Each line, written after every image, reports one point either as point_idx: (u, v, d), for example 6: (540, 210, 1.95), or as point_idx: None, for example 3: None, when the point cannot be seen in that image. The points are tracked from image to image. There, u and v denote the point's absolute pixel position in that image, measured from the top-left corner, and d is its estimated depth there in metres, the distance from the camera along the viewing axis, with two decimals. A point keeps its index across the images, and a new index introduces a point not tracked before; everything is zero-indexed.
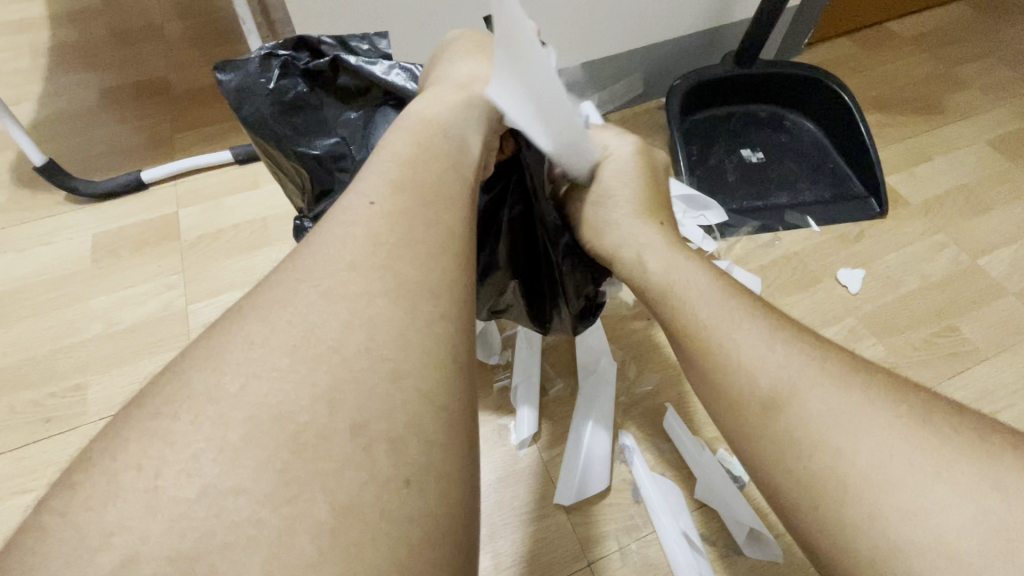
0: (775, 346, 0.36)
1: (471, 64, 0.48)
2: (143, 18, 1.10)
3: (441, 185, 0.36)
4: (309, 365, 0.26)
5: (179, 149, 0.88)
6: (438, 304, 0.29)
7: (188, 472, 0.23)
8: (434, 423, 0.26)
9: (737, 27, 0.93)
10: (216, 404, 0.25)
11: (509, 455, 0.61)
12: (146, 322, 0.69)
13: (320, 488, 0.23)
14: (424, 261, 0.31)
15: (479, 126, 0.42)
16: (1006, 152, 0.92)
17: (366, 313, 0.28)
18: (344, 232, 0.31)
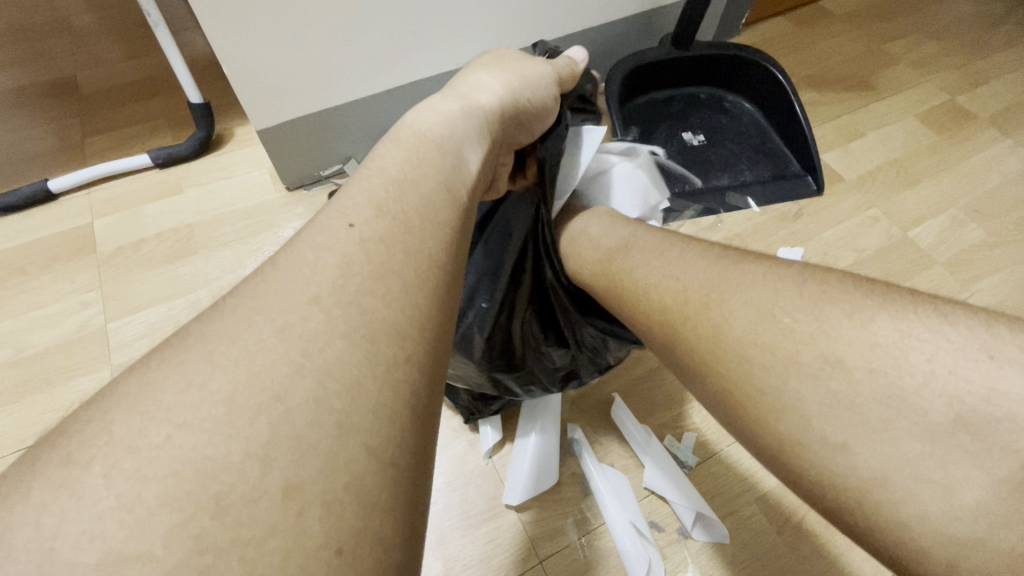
0: (708, 318, 0.34)
1: (481, 74, 0.47)
2: (48, 10, 1.01)
3: (401, 186, 0.33)
4: (246, 416, 0.22)
5: (93, 154, 0.82)
6: (401, 336, 0.26)
7: (90, 534, 0.19)
8: (378, 479, 0.23)
9: (674, 9, 0.93)
10: (134, 456, 0.21)
11: (458, 458, 0.60)
12: (60, 345, 0.65)
13: (239, 556, 0.19)
14: (387, 286, 0.27)
15: (473, 142, 0.40)
16: (934, 125, 0.96)
17: (317, 351, 0.24)
18: (304, 255, 0.28)
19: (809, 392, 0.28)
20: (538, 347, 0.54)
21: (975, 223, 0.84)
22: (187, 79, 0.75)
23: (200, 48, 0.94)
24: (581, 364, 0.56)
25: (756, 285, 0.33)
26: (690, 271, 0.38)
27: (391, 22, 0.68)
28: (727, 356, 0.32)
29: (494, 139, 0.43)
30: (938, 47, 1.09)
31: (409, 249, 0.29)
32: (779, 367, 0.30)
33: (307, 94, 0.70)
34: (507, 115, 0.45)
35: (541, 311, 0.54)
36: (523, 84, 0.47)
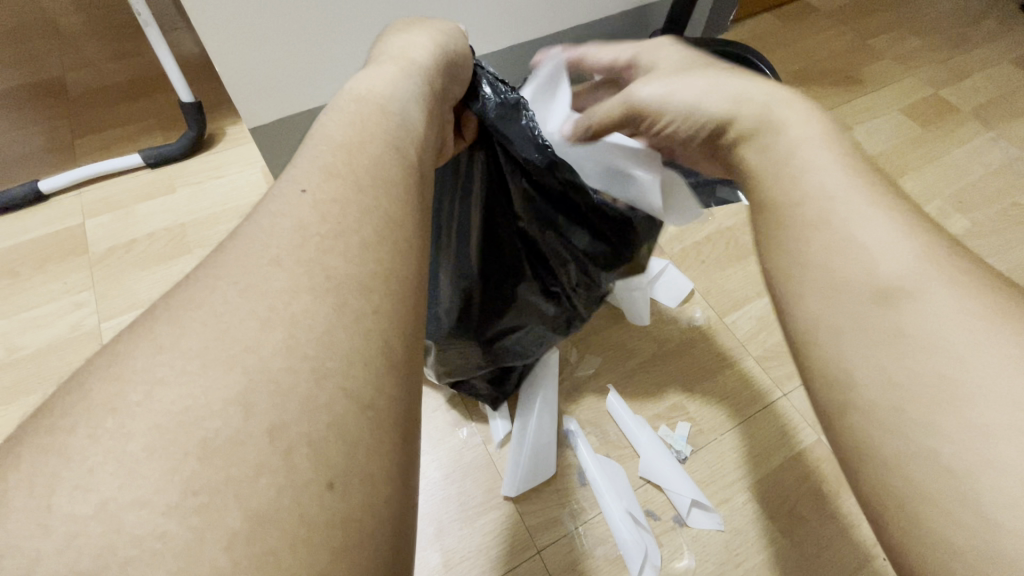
0: (888, 289, 0.24)
1: (405, 35, 0.42)
2: (34, 11, 1.00)
3: (366, 147, 0.30)
4: (230, 365, 0.21)
5: (83, 155, 0.82)
6: (367, 289, 0.24)
7: (82, 488, 0.18)
8: (360, 420, 0.21)
9: (663, 5, 0.94)
10: (119, 406, 0.20)
11: (456, 450, 0.61)
12: (54, 346, 0.64)
13: (233, 494, 0.19)
14: (346, 243, 0.25)
15: (417, 100, 0.35)
16: (918, 119, 0.97)
17: (284, 305, 0.22)
18: (261, 219, 0.26)
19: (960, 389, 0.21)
20: (540, 299, 0.53)
21: (959, 213, 0.85)
22: (177, 78, 0.74)
23: (189, 48, 0.93)
24: (581, 299, 0.54)
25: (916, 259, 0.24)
26: (833, 216, 0.27)
27: (369, 9, 0.67)
28: (880, 340, 0.23)
29: (438, 101, 0.38)
30: (922, 42, 1.11)
31: (373, 209, 0.27)
32: (980, 383, 0.20)
33: (295, 89, 0.70)
34: (450, 70, 0.40)
35: (532, 260, 0.50)
36: (447, 37, 0.42)
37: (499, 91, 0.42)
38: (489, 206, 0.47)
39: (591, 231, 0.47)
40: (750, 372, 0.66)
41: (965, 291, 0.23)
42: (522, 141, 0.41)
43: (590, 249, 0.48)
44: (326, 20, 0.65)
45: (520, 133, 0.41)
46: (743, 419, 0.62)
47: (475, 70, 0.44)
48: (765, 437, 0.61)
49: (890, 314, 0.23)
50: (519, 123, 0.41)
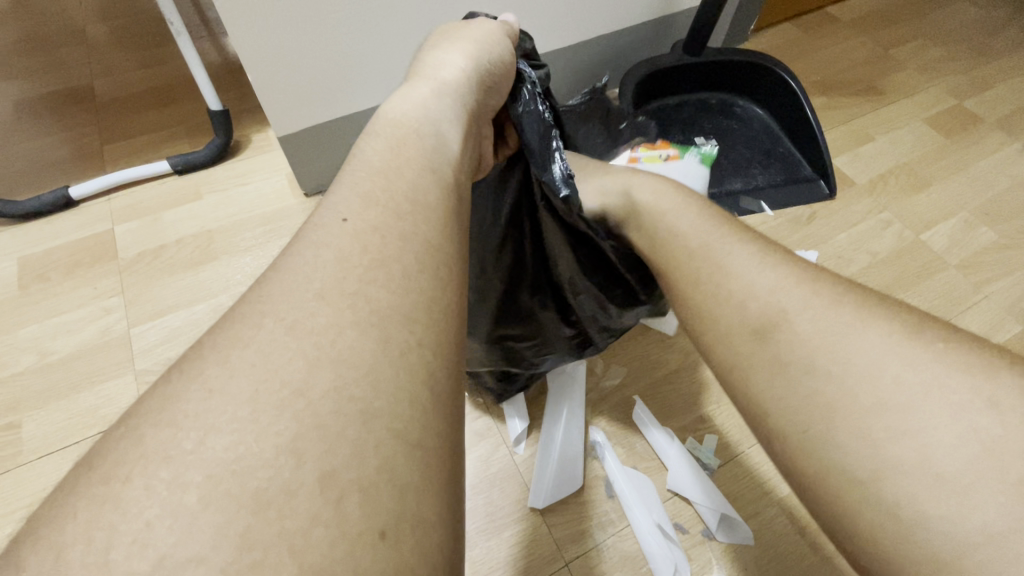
0: (765, 326, 0.32)
1: (438, 51, 0.42)
2: (63, 21, 1.02)
3: (409, 174, 0.30)
4: (273, 411, 0.20)
5: (111, 162, 0.83)
6: (411, 320, 0.24)
7: (137, 543, 0.17)
8: (409, 461, 0.21)
9: (685, 16, 0.94)
10: (174, 454, 0.19)
11: (483, 462, 0.60)
12: (83, 351, 0.65)
13: (287, 548, 0.18)
14: (388, 273, 0.25)
15: (456, 121, 0.36)
16: (942, 129, 0.97)
17: (330, 343, 0.22)
18: (304, 250, 0.26)
19: (828, 380, 0.28)
20: (552, 315, 0.53)
21: (985, 226, 0.84)
22: (207, 86, 0.75)
23: (214, 58, 0.95)
24: (596, 328, 0.53)
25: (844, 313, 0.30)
26: (740, 274, 0.34)
27: (389, 18, 0.66)
28: (777, 368, 0.30)
29: (471, 119, 0.38)
30: (944, 53, 1.10)
31: (411, 237, 0.27)
32: (861, 409, 0.27)
33: (330, 100, 0.71)
34: (480, 87, 0.41)
35: (551, 278, 0.51)
36: (480, 48, 0.42)
37: (539, 110, 0.46)
38: (516, 211, 0.48)
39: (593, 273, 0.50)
40: None
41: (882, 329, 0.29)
42: (545, 163, 0.43)
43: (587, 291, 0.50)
44: (355, 28, 0.65)
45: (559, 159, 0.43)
46: None
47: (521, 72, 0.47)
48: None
49: (771, 346, 0.31)
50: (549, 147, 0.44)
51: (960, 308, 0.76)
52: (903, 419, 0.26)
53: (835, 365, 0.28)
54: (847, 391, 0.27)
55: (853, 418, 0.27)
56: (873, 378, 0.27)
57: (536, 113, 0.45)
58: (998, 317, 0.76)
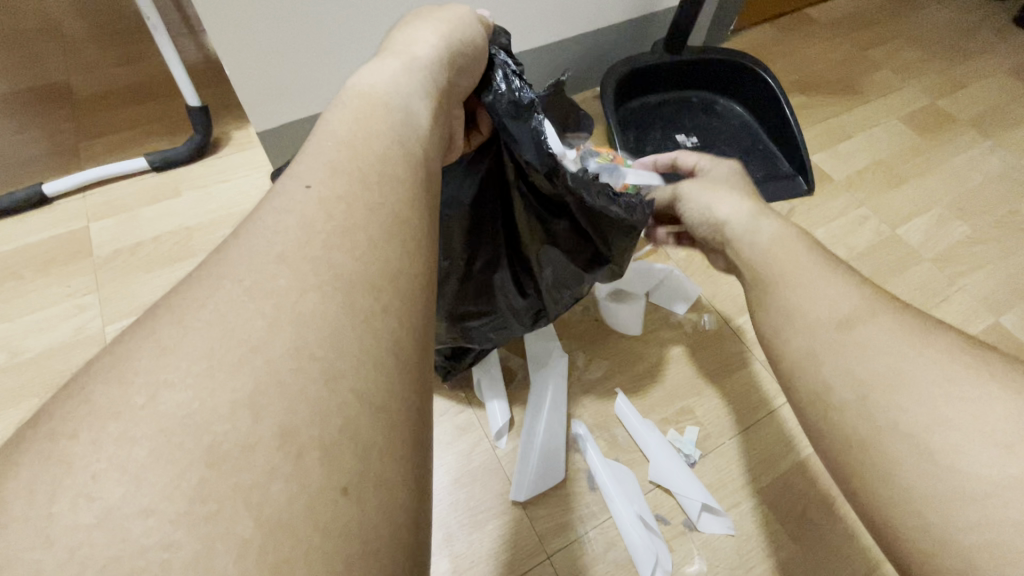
0: (846, 320, 0.30)
1: (411, 27, 0.40)
2: (37, 15, 1.00)
3: (380, 145, 0.29)
4: (227, 370, 0.20)
5: (86, 158, 0.82)
6: (376, 288, 0.23)
7: (85, 496, 0.17)
8: (374, 424, 0.21)
9: (665, 15, 0.95)
10: (124, 412, 0.19)
11: (463, 455, 0.60)
12: (57, 349, 0.64)
13: (244, 501, 0.18)
14: (354, 241, 0.24)
15: (425, 94, 0.34)
16: (917, 127, 0.99)
17: (291, 305, 0.22)
18: (264, 215, 0.25)
19: (892, 358, 0.27)
20: (514, 295, 0.54)
21: (959, 220, 0.86)
22: (184, 81, 0.74)
23: (193, 55, 0.94)
24: (560, 305, 0.55)
25: (892, 324, 0.29)
26: (812, 282, 0.33)
27: (366, 11, 0.66)
28: (844, 353, 0.29)
29: (443, 96, 0.37)
30: (920, 55, 1.12)
31: (375, 205, 0.26)
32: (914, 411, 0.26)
33: (310, 95, 0.71)
34: (451, 66, 0.38)
35: (518, 258, 0.53)
36: (453, 28, 0.40)
37: (512, 87, 0.43)
38: (492, 187, 0.49)
39: (574, 234, 0.50)
40: (756, 374, 0.66)
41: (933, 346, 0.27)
42: (530, 144, 0.42)
43: (570, 253, 0.52)
44: (332, 23, 0.65)
45: (526, 134, 0.43)
46: (753, 421, 0.63)
47: (491, 56, 0.44)
48: (776, 437, 0.62)
49: (850, 335, 0.29)
50: (523, 126, 0.43)
51: (936, 300, 0.77)
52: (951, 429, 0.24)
53: (910, 374, 0.27)
54: (909, 367, 0.27)
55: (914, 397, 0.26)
56: (933, 394, 0.26)
57: (503, 94, 0.43)
58: (972, 308, 0.77)
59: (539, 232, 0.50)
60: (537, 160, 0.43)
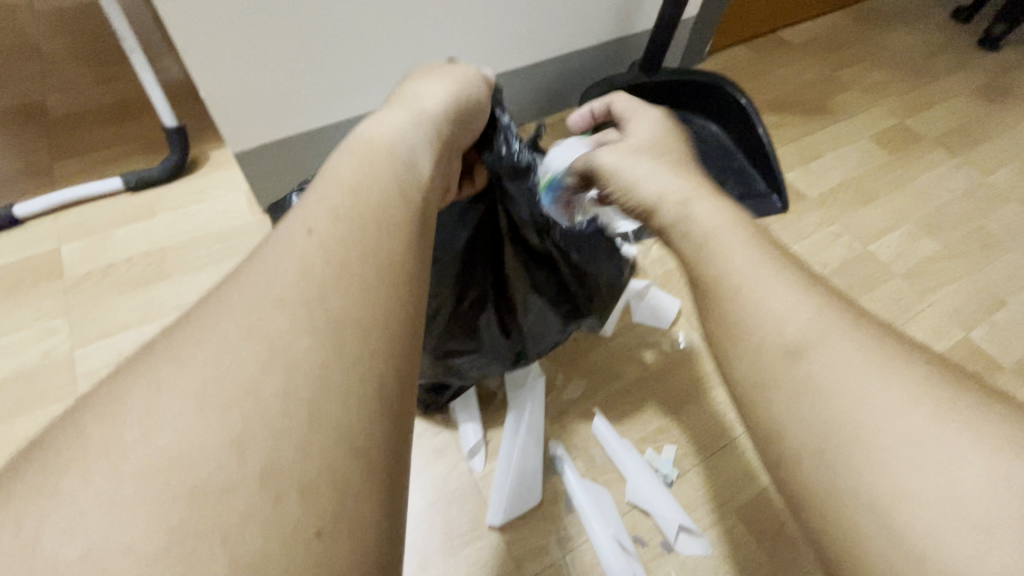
0: (797, 345, 0.27)
1: (420, 83, 0.41)
2: (14, 35, 0.99)
3: (373, 182, 0.29)
4: (219, 409, 0.20)
5: (61, 178, 0.81)
6: (368, 330, 0.23)
7: (69, 532, 0.17)
8: (354, 462, 0.21)
9: (641, 37, 0.97)
10: (112, 450, 0.19)
11: (441, 478, 0.59)
12: (24, 374, 0.62)
13: (220, 542, 0.18)
14: (349, 283, 0.24)
15: (427, 143, 0.35)
16: (886, 146, 1.01)
17: (285, 346, 0.21)
18: (267, 257, 0.25)
19: (861, 387, 0.25)
20: (499, 332, 0.52)
21: (928, 236, 0.88)
22: (160, 102, 0.74)
23: (172, 74, 0.93)
24: (541, 343, 0.54)
25: (858, 343, 0.26)
26: (760, 292, 0.30)
27: (347, 36, 0.67)
28: (799, 390, 0.26)
29: (446, 146, 0.37)
30: (887, 75, 1.16)
31: (373, 250, 0.26)
32: (891, 447, 0.23)
33: (289, 115, 0.71)
34: (458, 123, 0.40)
35: (506, 301, 0.52)
36: (461, 86, 0.42)
37: (513, 149, 0.45)
38: (483, 236, 0.50)
39: (558, 286, 0.53)
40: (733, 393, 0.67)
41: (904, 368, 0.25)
42: (524, 204, 0.46)
43: (556, 303, 0.53)
44: (312, 47, 0.66)
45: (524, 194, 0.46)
46: (731, 439, 0.63)
47: (495, 116, 0.46)
48: (738, 466, 0.61)
49: (802, 366, 0.27)
50: (522, 187, 0.46)
51: (907, 315, 0.79)
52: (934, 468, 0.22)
53: (880, 404, 0.24)
54: (866, 403, 0.24)
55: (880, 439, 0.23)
56: (911, 425, 0.23)
57: (507, 153, 0.45)
58: (943, 323, 0.79)
59: (528, 281, 0.51)
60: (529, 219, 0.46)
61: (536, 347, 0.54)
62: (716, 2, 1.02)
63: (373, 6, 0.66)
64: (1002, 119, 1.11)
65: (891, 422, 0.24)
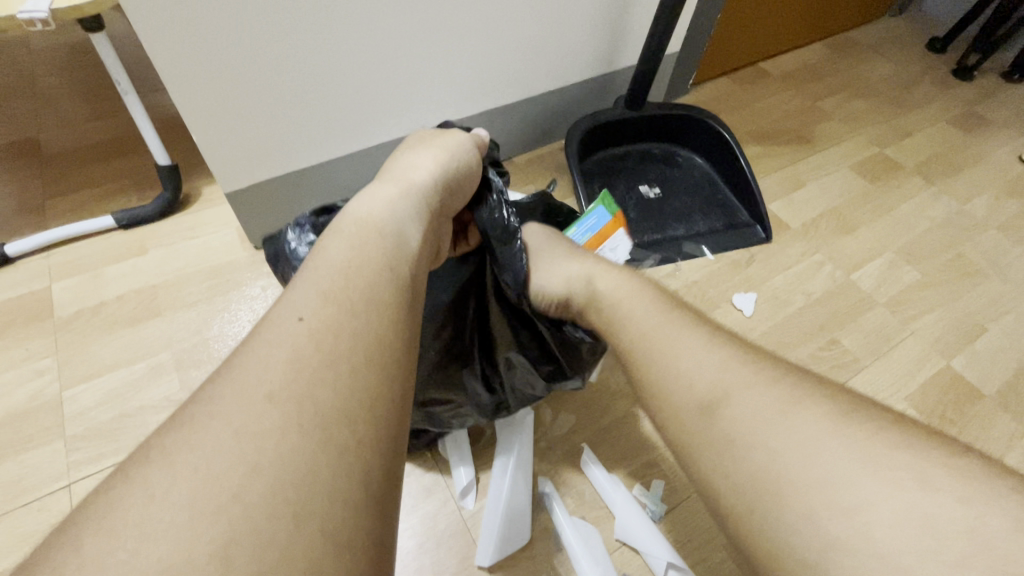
0: (710, 402, 0.33)
1: (411, 154, 0.47)
2: (12, 71, 1.01)
3: (359, 270, 0.32)
4: (208, 519, 0.22)
5: (53, 215, 0.81)
6: (352, 420, 0.26)
7: None
8: (337, 561, 0.23)
9: (625, 73, 1.00)
10: (106, 565, 0.20)
11: (429, 518, 0.59)
12: (12, 417, 0.62)
13: None
14: (337, 371, 0.27)
15: (417, 217, 0.39)
16: (866, 175, 1.04)
17: (274, 446, 0.24)
18: (259, 346, 0.28)
19: (765, 431, 0.30)
20: (480, 388, 0.53)
21: (908, 265, 0.90)
22: (155, 142, 0.75)
23: (166, 110, 0.95)
24: (518, 401, 0.56)
25: (765, 391, 0.32)
26: (681, 344, 0.37)
27: (337, 84, 0.70)
28: (721, 441, 0.31)
29: (433, 217, 0.42)
30: (865, 105, 1.20)
31: (358, 342, 0.29)
32: (796, 479, 0.28)
33: (280, 158, 0.73)
34: (443, 191, 0.45)
35: (489, 355, 0.53)
36: (450, 155, 0.47)
37: (503, 214, 0.50)
38: (471, 293, 0.52)
39: (541, 351, 0.54)
40: None
41: (807, 412, 0.30)
42: (509, 266, 0.49)
43: (539, 366, 0.54)
44: (304, 95, 0.68)
45: (512, 257, 0.49)
46: None
47: (488, 181, 0.52)
48: (705, 519, 0.61)
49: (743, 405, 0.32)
50: (508, 250, 0.49)
51: (890, 345, 0.80)
52: (838, 490, 0.27)
53: (778, 443, 0.29)
54: (773, 443, 0.30)
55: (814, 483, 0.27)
56: (812, 454, 0.28)
57: (496, 215, 0.50)
58: (925, 353, 0.80)
59: (510, 341, 0.52)
60: (515, 284, 0.49)
61: (514, 402, 0.56)
62: (697, 39, 1.05)
63: (384, 78, 0.73)
64: (979, 147, 1.14)
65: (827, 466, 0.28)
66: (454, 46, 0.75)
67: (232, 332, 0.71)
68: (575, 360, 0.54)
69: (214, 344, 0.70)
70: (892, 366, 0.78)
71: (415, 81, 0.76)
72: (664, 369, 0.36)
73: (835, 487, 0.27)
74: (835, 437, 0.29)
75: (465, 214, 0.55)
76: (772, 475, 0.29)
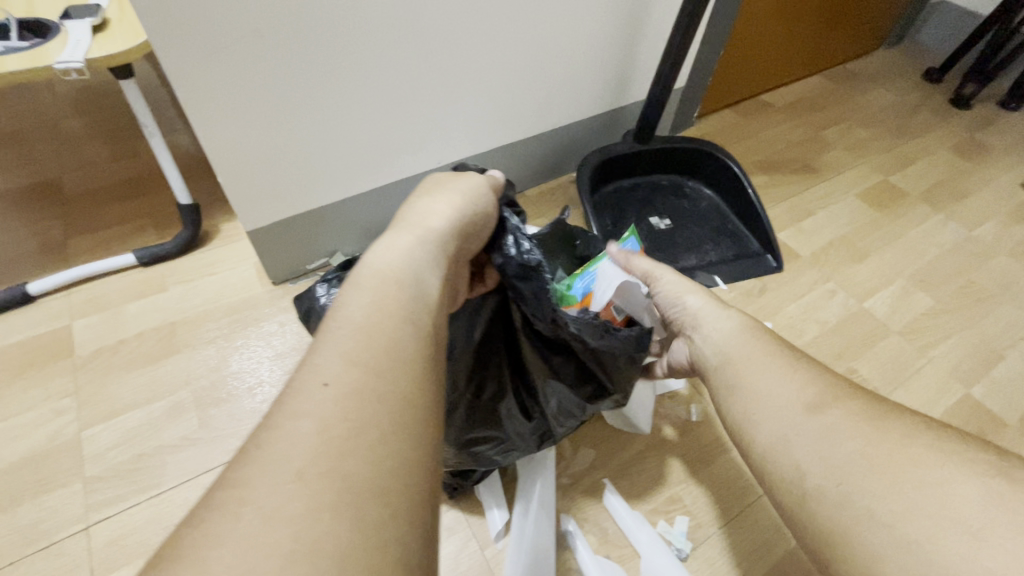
0: (812, 403, 0.36)
1: (425, 201, 0.47)
2: (36, 114, 1.04)
3: (381, 327, 0.32)
4: None
5: (75, 255, 0.83)
6: (385, 491, 0.26)
7: None
8: None
9: (633, 107, 1.03)
10: None
11: (451, 559, 0.58)
12: (31, 458, 0.62)
13: None
14: (365, 441, 0.27)
15: (434, 266, 0.40)
16: (872, 203, 1.05)
17: (308, 531, 0.23)
18: (284, 418, 0.27)
19: (855, 439, 0.32)
20: (520, 420, 0.54)
21: (921, 292, 0.91)
22: (177, 182, 0.77)
23: (186, 148, 0.97)
24: (565, 427, 0.55)
25: (863, 405, 0.34)
26: (772, 376, 0.39)
27: (350, 123, 0.71)
28: (815, 434, 0.34)
29: (450, 261, 0.42)
30: (868, 134, 1.22)
31: (385, 406, 0.29)
32: (875, 479, 0.30)
33: (297, 196, 0.75)
34: (459, 235, 0.45)
35: (524, 385, 0.54)
36: (466, 200, 0.48)
37: (520, 251, 0.49)
38: (497, 331, 0.53)
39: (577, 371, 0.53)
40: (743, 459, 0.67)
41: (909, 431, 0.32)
42: (533, 302, 0.48)
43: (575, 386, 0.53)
44: (319, 135, 0.70)
45: (534, 289, 0.48)
46: (744, 505, 0.63)
47: (502, 219, 0.52)
48: (734, 555, 0.59)
49: (817, 418, 0.35)
50: (524, 287, 0.48)
51: (908, 373, 0.80)
52: (918, 495, 0.28)
53: (868, 447, 0.32)
54: (864, 446, 0.32)
55: (880, 480, 0.30)
56: (899, 461, 0.30)
57: (507, 255, 0.49)
58: (943, 381, 0.80)
59: (543, 369, 0.52)
60: (541, 316, 0.48)
61: (558, 429, 0.55)
62: (701, 74, 1.08)
63: (397, 117, 0.75)
64: (982, 173, 1.16)
65: (892, 458, 0.30)
66: (468, 84, 0.77)
67: (250, 368, 0.71)
68: (616, 372, 0.52)
69: (233, 382, 0.70)
70: (912, 394, 0.78)
71: (428, 118, 0.78)
72: (763, 391, 0.39)
73: (916, 494, 0.29)
74: (931, 457, 0.30)
75: (482, 255, 0.53)
76: (850, 474, 0.31)
